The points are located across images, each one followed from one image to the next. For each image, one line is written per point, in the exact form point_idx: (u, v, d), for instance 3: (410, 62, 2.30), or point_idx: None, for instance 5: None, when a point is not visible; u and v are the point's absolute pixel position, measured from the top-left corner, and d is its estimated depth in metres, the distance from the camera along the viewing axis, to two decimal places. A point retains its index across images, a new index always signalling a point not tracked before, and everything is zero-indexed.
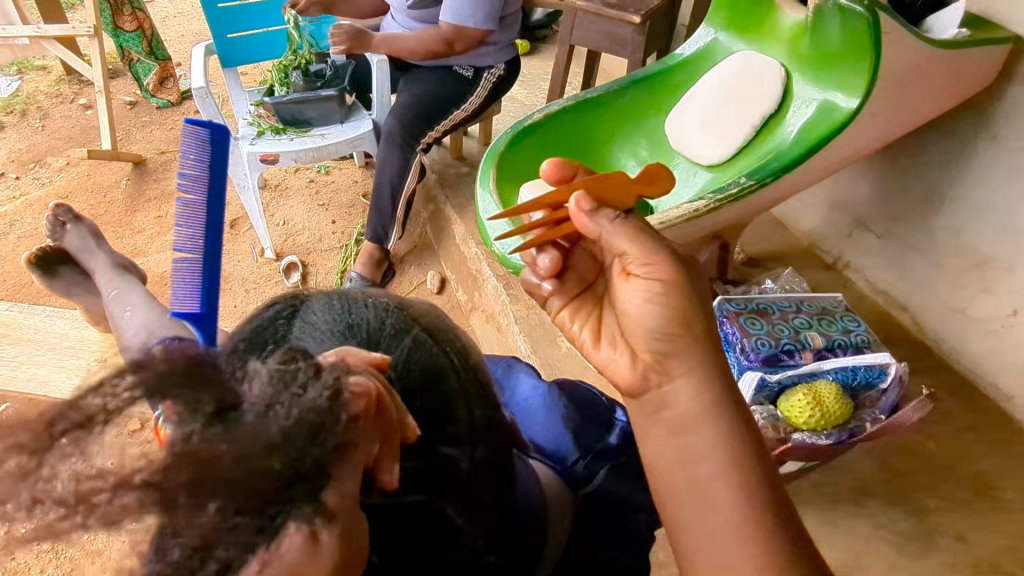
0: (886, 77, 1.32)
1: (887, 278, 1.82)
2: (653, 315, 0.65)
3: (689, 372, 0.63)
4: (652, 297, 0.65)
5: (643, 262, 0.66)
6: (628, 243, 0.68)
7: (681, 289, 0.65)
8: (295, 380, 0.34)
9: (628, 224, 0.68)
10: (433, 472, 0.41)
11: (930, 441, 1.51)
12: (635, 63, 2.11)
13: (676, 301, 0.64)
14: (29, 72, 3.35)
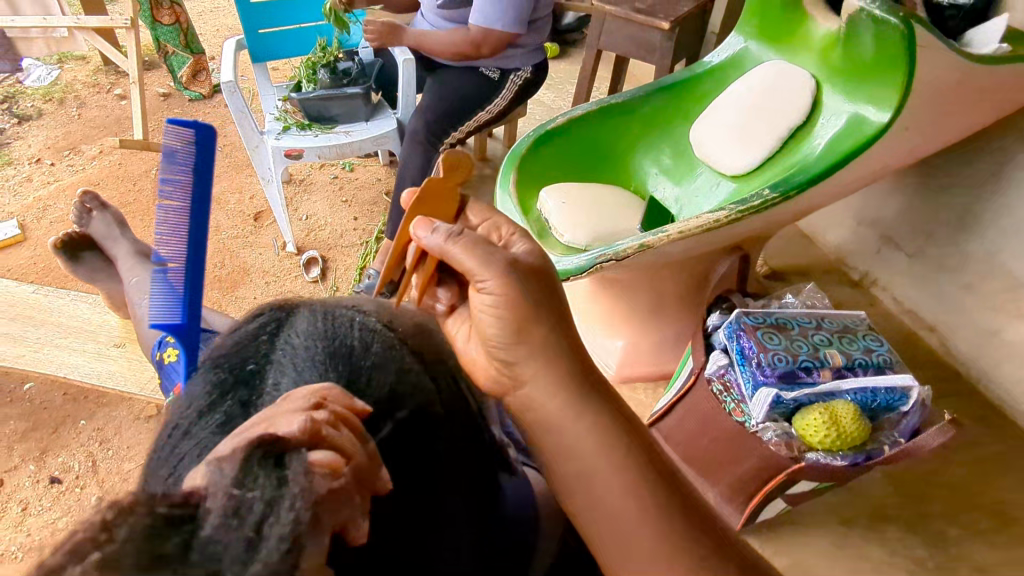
0: (920, 91, 1.29)
1: (915, 297, 1.77)
2: (498, 328, 0.66)
3: (537, 371, 0.68)
4: (497, 313, 0.66)
5: (477, 276, 0.66)
6: (474, 266, 0.66)
7: (517, 301, 0.66)
8: (255, 480, 0.34)
9: (465, 246, 0.66)
10: (414, 509, 0.44)
11: (953, 468, 1.47)
12: (663, 70, 2.09)
13: (510, 309, 0.66)
14: (68, 61, 3.45)
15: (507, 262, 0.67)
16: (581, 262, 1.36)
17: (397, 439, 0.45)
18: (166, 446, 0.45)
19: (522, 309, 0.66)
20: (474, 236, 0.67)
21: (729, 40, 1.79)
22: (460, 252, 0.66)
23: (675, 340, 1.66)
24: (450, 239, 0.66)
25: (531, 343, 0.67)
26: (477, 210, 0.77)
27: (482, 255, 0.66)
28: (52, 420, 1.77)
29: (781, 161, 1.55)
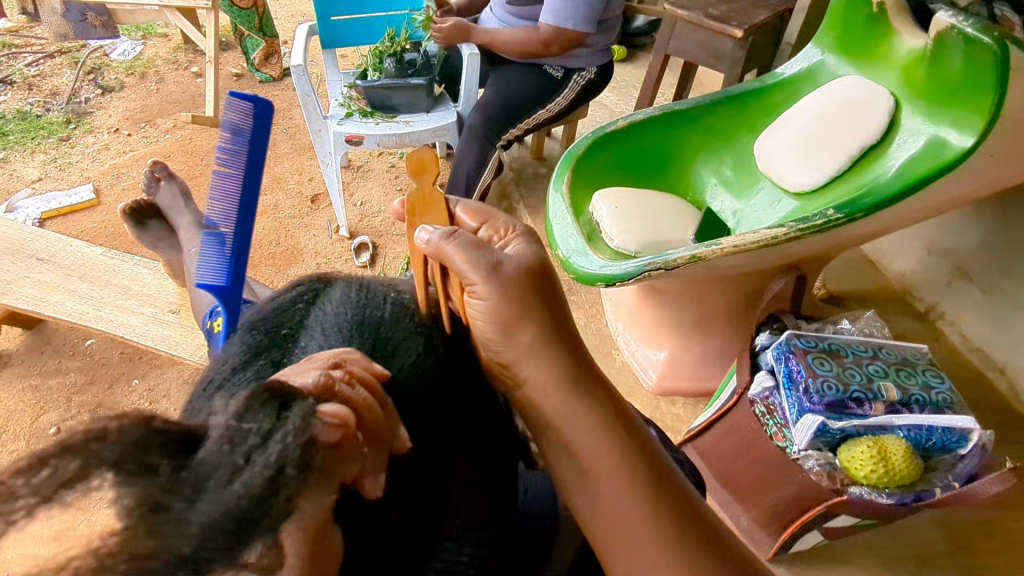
0: (1009, 119, 1.20)
1: (984, 335, 1.66)
2: (492, 325, 0.57)
3: (534, 365, 0.59)
4: (495, 308, 0.57)
5: (471, 280, 0.57)
6: (464, 265, 0.57)
7: (507, 296, 0.58)
8: (257, 416, 0.33)
9: (451, 241, 0.58)
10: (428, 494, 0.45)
11: (1010, 520, 1.38)
12: (731, 79, 2.03)
13: (502, 309, 0.57)
14: (151, 38, 3.62)
15: (499, 265, 0.58)
16: (628, 268, 1.34)
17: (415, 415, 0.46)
18: (199, 398, 0.44)
19: (518, 312, 0.58)
20: (467, 236, 0.59)
21: (806, 52, 1.72)
22: (455, 253, 0.57)
23: (721, 356, 1.61)
24: (444, 240, 0.58)
25: (521, 345, 0.58)
26: (466, 207, 0.67)
27: (475, 257, 0.57)
28: (108, 377, 1.86)
29: (849, 180, 1.48)
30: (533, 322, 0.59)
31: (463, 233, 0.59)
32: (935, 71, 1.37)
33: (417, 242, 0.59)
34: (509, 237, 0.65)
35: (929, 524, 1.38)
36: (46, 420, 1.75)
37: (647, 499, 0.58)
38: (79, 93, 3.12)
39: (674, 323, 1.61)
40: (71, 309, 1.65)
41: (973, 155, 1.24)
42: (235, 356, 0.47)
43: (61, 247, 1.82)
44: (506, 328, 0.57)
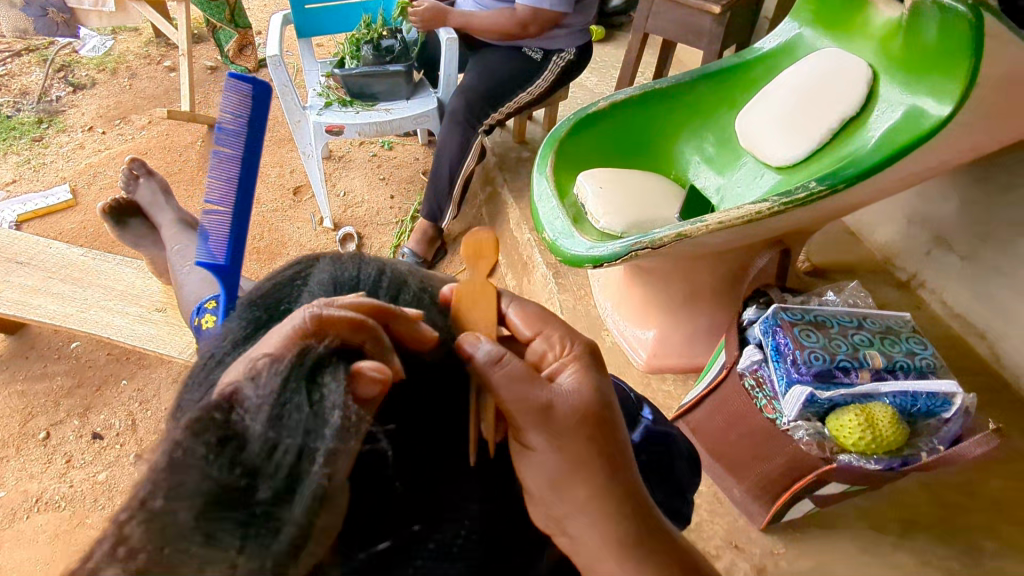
0: (984, 86, 1.21)
1: (965, 302, 1.69)
2: (548, 482, 0.55)
3: (584, 521, 0.57)
4: (550, 466, 0.55)
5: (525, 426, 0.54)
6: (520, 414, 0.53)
7: (558, 454, 0.55)
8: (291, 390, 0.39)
9: (500, 367, 0.51)
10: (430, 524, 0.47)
11: (992, 480, 1.41)
12: (710, 56, 2.03)
13: (556, 468, 0.55)
14: (121, 33, 3.55)
15: (550, 409, 0.54)
16: (616, 249, 1.34)
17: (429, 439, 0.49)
18: (201, 373, 0.46)
19: (568, 468, 0.55)
20: (515, 364, 0.52)
21: (782, 26, 1.72)
22: (500, 385, 0.52)
23: (709, 332, 1.63)
24: (489, 369, 0.51)
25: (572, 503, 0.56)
26: (520, 313, 0.65)
27: (528, 397, 0.53)
28: (96, 379, 1.85)
29: (830, 153, 1.49)
30: (592, 486, 0.56)
31: (514, 360, 0.52)
32: (911, 42, 1.38)
33: (461, 351, 0.52)
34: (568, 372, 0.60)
35: (915, 488, 1.41)
36: (35, 425, 1.73)
37: None
38: (50, 91, 3.05)
39: (662, 302, 1.63)
40: (54, 311, 1.63)
41: (950, 124, 1.25)
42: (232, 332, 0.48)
43: (41, 249, 1.80)
44: (551, 482, 0.55)
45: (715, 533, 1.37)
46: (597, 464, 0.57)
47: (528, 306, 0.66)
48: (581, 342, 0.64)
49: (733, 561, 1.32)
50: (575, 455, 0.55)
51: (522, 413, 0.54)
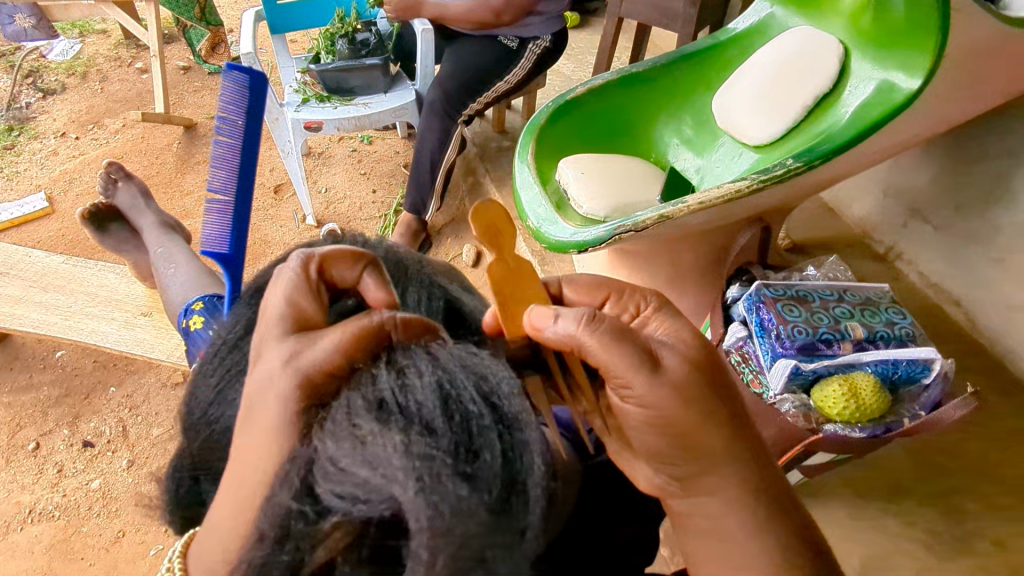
0: (952, 59, 1.24)
1: (941, 272, 1.73)
2: (664, 437, 0.58)
3: (713, 467, 0.60)
4: (668, 421, 0.57)
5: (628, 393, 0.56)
6: (631, 378, 0.55)
7: (672, 410, 0.56)
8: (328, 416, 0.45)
9: (589, 333, 0.55)
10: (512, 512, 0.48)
11: (974, 442, 1.45)
12: (685, 38, 2.04)
13: (672, 423, 0.57)
14: (89, 35, 3.48)
15: (662, 375, 0.56)
16: (600, 234, 1.36)
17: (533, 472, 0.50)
18: (217, 355, 0.56)
19: (685, 429, 0.58)
20: (606, 323, 0.56)
21: (755, 6, 1.73)
22: (594, 346, 0.55)
23: (695, 312, 1.65)
24: (580, 329, 0.55)
25: (709, 458, 0.59)
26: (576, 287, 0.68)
27: (631, 350, 0.56)
28: (83, 387, 1.84)
29: (805, 131, 1.51)
30: (715, 438, 0.58)
31: (602, 318, 0.56)
32: (880, 18, 1.40)
33: (544, 331, 0.55)
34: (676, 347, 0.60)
35: (899, 454, 1.45)
36: (24, 436, 1.72)
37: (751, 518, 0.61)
38: (19, 97, 2.99)
39: (648, 283, 1.65)
40: (38, 320, 1.61)
41: (920, 97, 1.28)
42: (243, 318, 0.59)
43: (20, 258, 1.76)
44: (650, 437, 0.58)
45: None
46: (715, 418, 0.58)
47: (579, 280, 0.69)
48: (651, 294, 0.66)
49: None
50: (698, 410, 0.57)
51: (630, 380, 0.56)
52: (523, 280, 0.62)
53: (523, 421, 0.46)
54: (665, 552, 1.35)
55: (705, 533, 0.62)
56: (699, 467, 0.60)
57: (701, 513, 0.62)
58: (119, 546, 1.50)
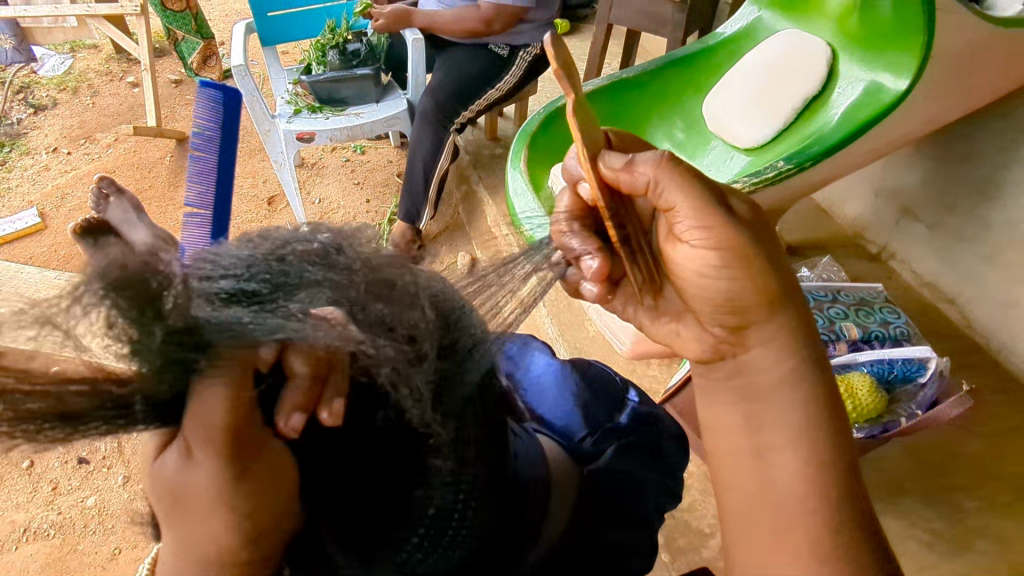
0: (939, 59, 1.25)
1: (934, 270, 1.74)
2: (720, 281, 0.61)
3: (767, 335, 0.62)
4: (723, 263, 0.60)
5: (693, 227, 0.61)
6: (683, 217, 0.62)
7: (738, 245, 0.60)
8: (147, 324, 0.35)
9: (660, 174, 0.62)
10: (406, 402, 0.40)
11: (973, 440, 1.45)
12: (674, 43, 2.05)
13: (729, 265, 0.60)
14: (81, 50, 3.48)
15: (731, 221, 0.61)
16: None
17: None
18: None
19: (738, 274, 0.60)
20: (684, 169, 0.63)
21: (743, 10, 1.74)
22: (673, 185, 0.62)
23: None
24: (660, 169, 0.62)
25: (769, 319, 0.62)
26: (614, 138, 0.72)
27: (693, 193, 0.62)
28: None
29: (796, 133, 1.52)
30: (763, 280, 0.61)
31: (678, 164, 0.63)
32: (867, 20, 1.41)
33: (640, 166, 0.62)
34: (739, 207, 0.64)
35: (898, 453, 1.45)
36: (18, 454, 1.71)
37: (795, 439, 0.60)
38: (10, 114, 2.99)
39: None
40: None
41: (908, 98, 1.29)
42: None
43: None
44: (708, 278, 0.61)
45: (709, 511, 1.41)
46: (769, 271, 0.61)
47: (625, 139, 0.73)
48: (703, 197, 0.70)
49: None
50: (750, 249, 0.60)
51: (683, 219, 0.62)
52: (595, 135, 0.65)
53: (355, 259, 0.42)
54: (665, 558, 1.34)
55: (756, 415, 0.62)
56: (766, 308, 0.61)
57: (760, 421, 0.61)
58: (116, 563, 1.49)
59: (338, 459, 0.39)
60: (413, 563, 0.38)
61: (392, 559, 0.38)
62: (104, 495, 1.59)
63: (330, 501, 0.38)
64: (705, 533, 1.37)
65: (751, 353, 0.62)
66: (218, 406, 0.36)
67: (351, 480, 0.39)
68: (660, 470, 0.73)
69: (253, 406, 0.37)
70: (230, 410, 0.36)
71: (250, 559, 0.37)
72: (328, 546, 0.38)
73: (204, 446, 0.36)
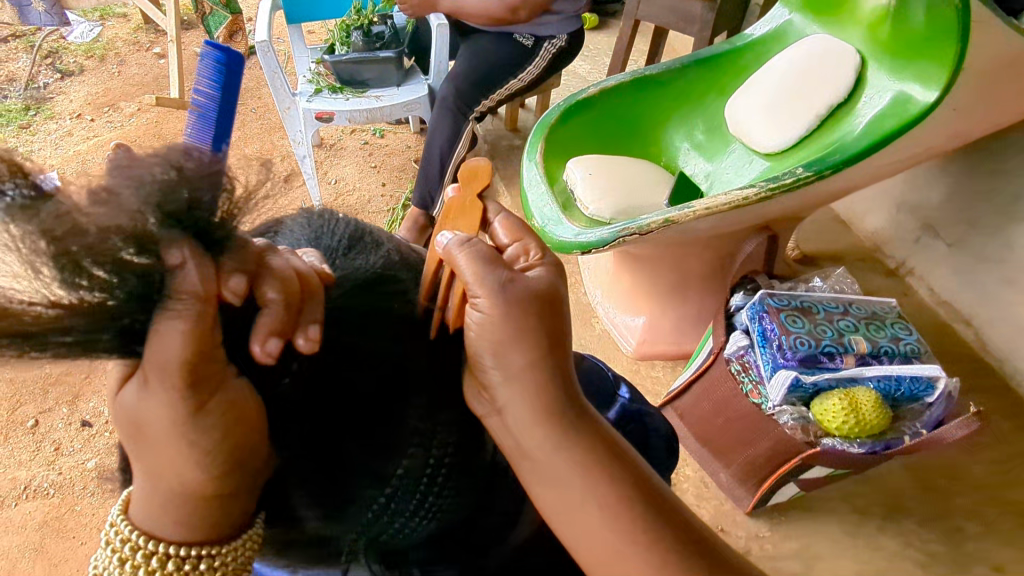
0: (972, 71, 1.21)
1: (952, 289, 1.71)
2: (493, 334, 0.46)
3: (520, 394, 0.47)
4: (506, 320, 0.45)
5: (483, 291, 0.45)
6: (465, 276, 0.45)
7: (524, 311, 0.46)
8: (83, 273, 0.31)
9: (461, 247, 0.46)
10: (389, 374, 0.42)
11: (978, 463, 1.44)
12: (701, 42, 2.02)
13: (512, 328, 0.46)
14: (110, 19, 3.51)
15: (515, 277, 0.47)
16: (603, 235, 1.34)
17: (365, 325, 0.43)
18: None
19: (523, 332, 0.46)
20: (486, 245, 0.46)
21: (773, 12, 1.71)
22: (466, 264, 0.45)
23: (697, 317, 1.65)
24: (458, 247, 0.46)
25: (512, 376, 0.47)
26: (507, 220, 0.53)
27: (489, 272, 0.46)
28: None
29: (819, 140, 1.49)
30: (539, 340, 0.47)
31: (483, 241, 0.47)
32: (899, 27, 1.38)
33: (434, 246, 0.47)
34: (535, 251, 0.52)
35: (900, 471, 1.43)
36: (23, 413, 1.74)
37: (616, 492, 0.51)
38: (37, 78, 3.02)
39: (650, 287, 1.62)
40: None
41: (937, 110, 1.25)
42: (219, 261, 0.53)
43: None
44: (504, 352, 0.46)
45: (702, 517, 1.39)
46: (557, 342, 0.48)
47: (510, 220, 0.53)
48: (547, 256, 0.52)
49: None
50: (549, 298, 0.48)
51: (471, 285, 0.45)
52: (466, 209, 0.50)
53: (366, 251, 0.47)
54: None
55: (530, 461, 0.50)
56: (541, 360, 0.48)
57: (555, 486, 0.50)
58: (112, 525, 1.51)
59: (305, 416, 0.40)
60: (380, 513, 0.43)
61: (361, 513, 0.43)
62: (104, 458, 1.62)
63: (308, 463, 0.41)
64: None
65: (501, 407, 0.48)
66: (174, 344, 0.34)
67: (326, 449, 0.40)
68: None
69: (211, 338, 0.35)
70: (191, 344, 0.34)
71: (218, 493, 0.39)
72: (296, 499, 0.42)
73: (163, 380, 0.35)
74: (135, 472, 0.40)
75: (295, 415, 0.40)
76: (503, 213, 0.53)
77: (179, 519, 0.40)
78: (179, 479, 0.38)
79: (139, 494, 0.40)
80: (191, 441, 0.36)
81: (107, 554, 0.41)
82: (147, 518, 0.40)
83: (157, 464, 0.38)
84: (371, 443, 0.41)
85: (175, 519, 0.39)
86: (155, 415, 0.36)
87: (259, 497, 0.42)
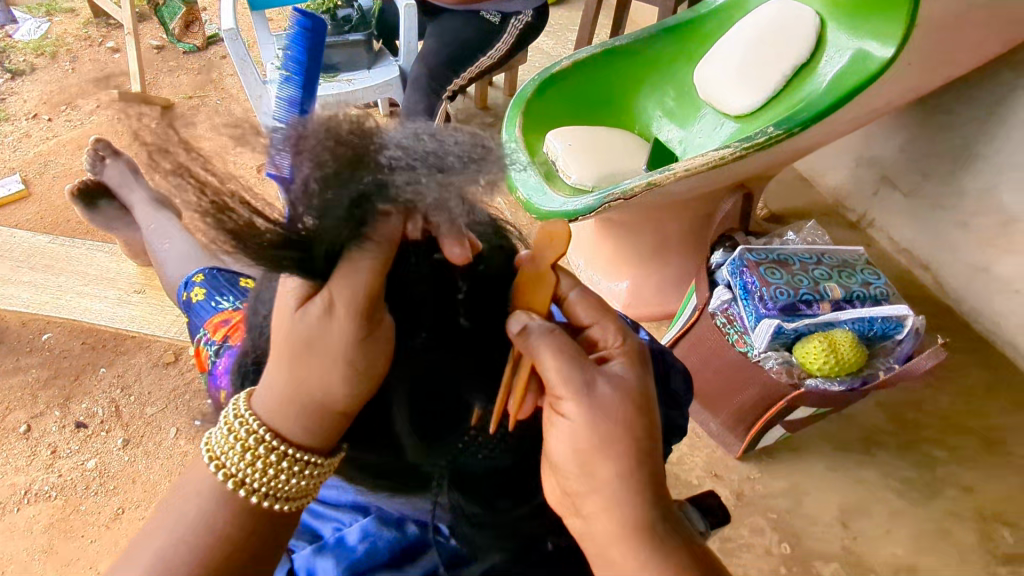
0: (925, 27, 1.29)
1: (911, 237, 1.81)
2: (580, 438, 0.52)
3: (603, 504, 0.52)
4: (592, 424, 0.52)
5: (569, 396, 0.52)
6: (548, 367, 0.52)
7: (609, 417, 0.52)
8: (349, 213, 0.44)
9: (543, 339, 0.52)
10: (493, 336, 0.56)
11: (943, 396, 1.55)
12: (664, 11, 2.07)
13: (596, 428, 0.52)
14: (56, 14, 3.37)
15: (597, 376, 0.54)
16: (589, 203, 1.39)
17: (482, 295, 0.55)
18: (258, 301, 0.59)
19: (610, 428, 0.52)
20: (566, 340, 0.53)
21: None
22: (548, 357, 0.52)
23: (679, 278, 1.72)
24: (540, 340, 0.52)
25: (598, 483, 0.52)
26: (585, 300, 0.63)
27: (570, 369, 0.53)
28: (72, 368, 1.82)
29: (785, 100, 1.56)
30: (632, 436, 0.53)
31: (564, 335, 0.54)
32: None
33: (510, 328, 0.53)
34: (615, 339, 0.60)
35: (873, 408, 1.53)
36: (15, 418, 1.71)
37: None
38: None
39: (632, 253, 1.68)
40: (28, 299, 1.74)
41: (893, 66, 1.33)
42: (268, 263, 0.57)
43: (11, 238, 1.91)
44: (591, 462, 0.52)
45: (696, 464, 1.48)
46: (643, 442, 0.53)
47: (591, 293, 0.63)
48: (631, 345, 0.59)
49: (713, 487, 1.43)
50: (637, 400, 0.54)
51: (553, 376, 0.53)
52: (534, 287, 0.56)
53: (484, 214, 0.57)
54: None
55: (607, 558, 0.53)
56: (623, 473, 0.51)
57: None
58: (119, 522, 1.52)
59: (428, 360, 0.53)
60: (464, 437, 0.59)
61: (450, 439, 0.57)
62: (103, 457, 1.61)
63: (423, 399, 0.54)
64: (693, 484, 1.44)
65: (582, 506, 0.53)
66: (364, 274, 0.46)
67: (437, 390, 0.54)
68: (664, 408, 0.78)
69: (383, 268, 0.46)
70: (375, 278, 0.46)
71: (345, 411, 0.51)
72: (402, 425, 0.55)
73: (349, 310, 0.46)
74: (278, 376, 0.50)
75: (427, 361, 0.53)
76: (575, 289, 0.63)
77: (305, 426, 0.51)
78: (327, 388, 0.49)
79: (272, 390, 0.51)
80: (354, 358, 0.47)
81: (228, 428, 0.51)
82: (273, 417, 0.51)
83: (316, 372, 0.49)
84: (470, 391, 0.56)
85: (298, 422, 0.51)
86: (332, 339, 0.48)
87: (367, 416, 0.54)
